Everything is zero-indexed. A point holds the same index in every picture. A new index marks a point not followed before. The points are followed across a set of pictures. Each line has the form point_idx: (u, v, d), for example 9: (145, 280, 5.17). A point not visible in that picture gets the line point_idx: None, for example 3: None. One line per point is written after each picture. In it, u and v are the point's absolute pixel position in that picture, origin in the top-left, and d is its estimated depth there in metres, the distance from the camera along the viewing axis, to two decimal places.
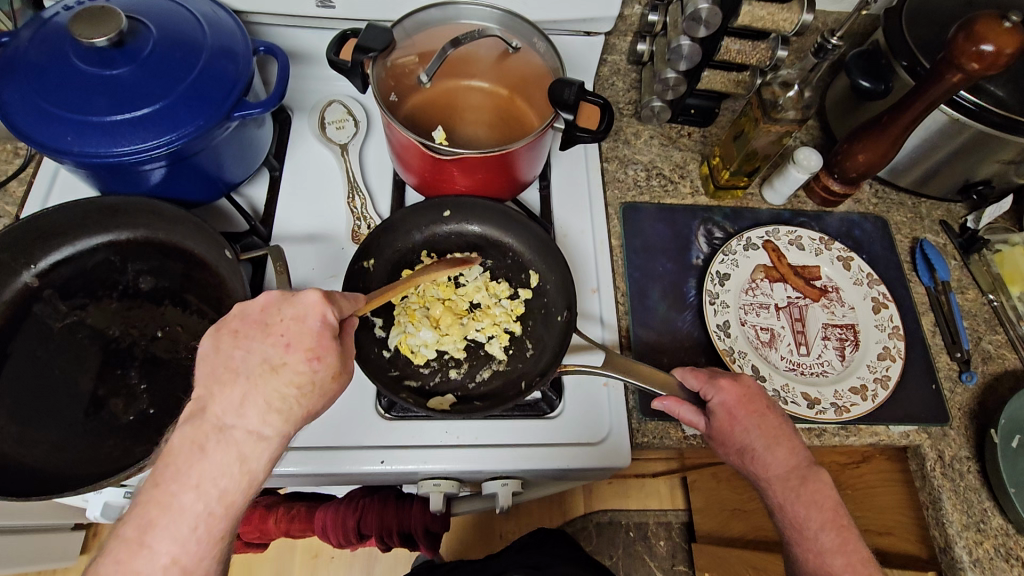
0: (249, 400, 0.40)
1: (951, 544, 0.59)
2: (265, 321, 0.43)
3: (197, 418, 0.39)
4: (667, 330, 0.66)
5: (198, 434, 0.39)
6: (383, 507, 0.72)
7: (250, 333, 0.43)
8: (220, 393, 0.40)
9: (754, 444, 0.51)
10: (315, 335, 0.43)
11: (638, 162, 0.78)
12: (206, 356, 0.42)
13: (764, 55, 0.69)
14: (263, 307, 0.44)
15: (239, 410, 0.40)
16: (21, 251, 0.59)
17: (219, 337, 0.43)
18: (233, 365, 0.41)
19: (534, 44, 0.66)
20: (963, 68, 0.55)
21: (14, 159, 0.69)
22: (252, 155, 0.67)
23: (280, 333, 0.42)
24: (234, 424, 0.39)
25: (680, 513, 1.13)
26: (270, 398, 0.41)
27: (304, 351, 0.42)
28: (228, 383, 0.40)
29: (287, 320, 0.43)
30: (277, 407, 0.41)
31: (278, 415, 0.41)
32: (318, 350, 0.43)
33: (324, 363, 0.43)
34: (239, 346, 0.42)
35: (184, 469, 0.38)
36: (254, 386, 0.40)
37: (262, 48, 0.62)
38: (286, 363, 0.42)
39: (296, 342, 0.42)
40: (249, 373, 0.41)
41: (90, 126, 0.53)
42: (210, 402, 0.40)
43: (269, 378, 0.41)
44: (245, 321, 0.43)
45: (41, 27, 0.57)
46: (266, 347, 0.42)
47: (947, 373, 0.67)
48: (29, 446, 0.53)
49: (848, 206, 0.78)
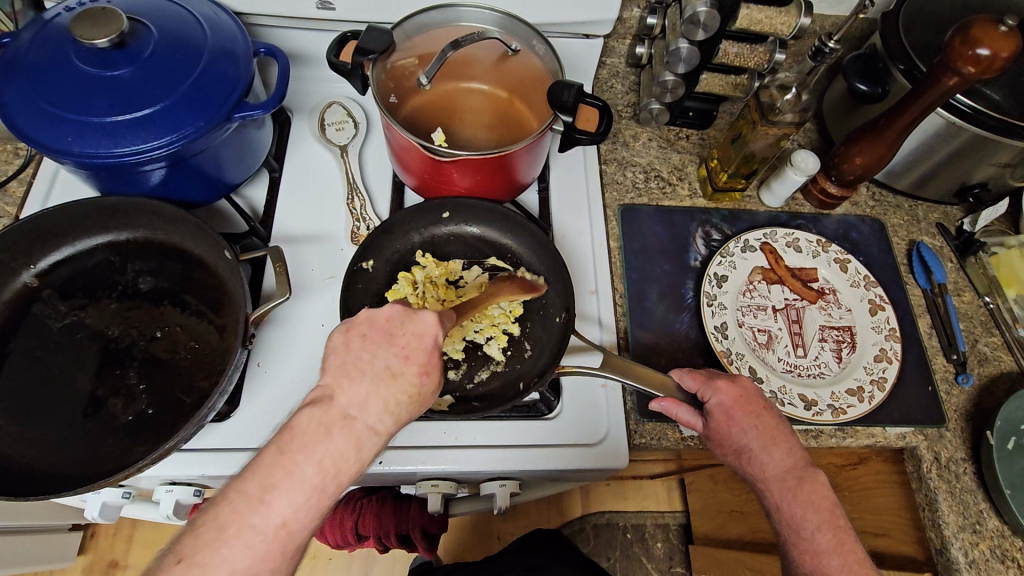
0: (373, 397, 0.42)
1: (947, 545, 0.59)
2: (391, 328, 0.45)
3: (323, 403, 0.41)
4: (665, 331, 0.66)
5: (325, 416, 0.40)
6: (381, 507, 0.72)
7: (376, 339, 0.45)
8: (348, 385, 0.42)
9: (751, 445, 0.51)
10: (427, 351, 0.45)
11: (636, 164, 0.78)
12: (335, 351, 0.44)
13: (762, 58, 0.70)
14: (388, 316, 0.46)
15: (362, 403, 0.41)
16: (21, 251, 0.59)
17: (349, 337, 0.44)
18: (359, 364, 0.43)
19: (533, 46, 0.66)
20: (960, 71, 0.55)
21: (13, 159, 0.70)
22: (252, 156, 0.67)
23: (402, 344, 0.45)
24: (357, 415, 0.41)
25: (678, 514, 1.13)
26: (386, 400, 0.42)
27: (419, 365, 0.44)
28: (355, 377, 0.42)
29: (408, 334, 0.45)
30: (393, 409, 0.42)
31: (391, 415, 0.42)
32: (427, 367, 0.45)
33: (431, 378, 0.45)
34: (366, 349, 0.44)
35: (311, 443, 0.39)
36: (376, 386, 0.42)
37: (262, 49, 0.62)
38: (404, 372, 0.44)
39: (413, 355, 0.44)
40: (373, 374, 0.42)
41: (91, 127, 0.54)
42: (338, 391, 0.41)
43: (388, 383, 0.42)
44: (373, 326, 0.45)
45: (42, 28, 0.57)
46: (390, 356, 0.44)
47: (943, 374, 0.68)
48: (29, 445, 0.53)
49: (845, 208, 0.78)
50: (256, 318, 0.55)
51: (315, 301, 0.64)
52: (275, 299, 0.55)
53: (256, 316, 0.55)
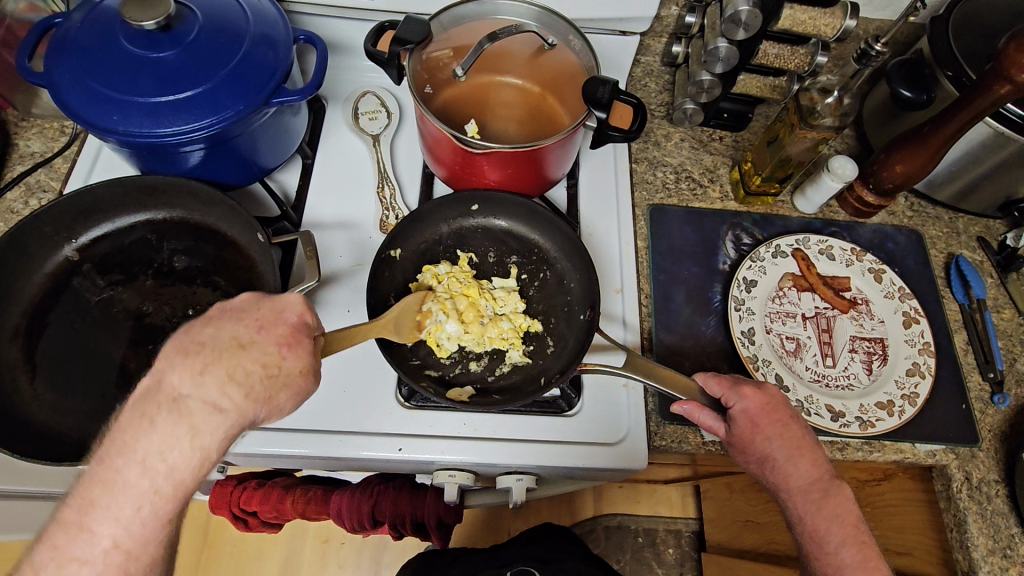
0: (210, 370, 0.39)
1: (975, 567, 0.58)
2: (242, 307, 0.44)
3: (151, 390, 0.38)
4: (690, 334, 0.65)
5: (153, 403, 0.38)
6: (398, 493, 0.73)
7: (224, 316, 0.43)
8: (180, 362, 0.39)
9: (775, 454, 0.50)
10: (289, 326, 0.44)
11: (667, 164, 0.77)
12: (174, 330, 0.41)
13: (803, 61, 0.68)
14: (243, 298, 0.45)
15: (197, 381, 0.39)
16: (65, 225, 0.61)
17: (193, 318, 0.42)
18: (200, 340, 0.41)
19: (569, 41, 0.65)
20: (1012, 79, 0.53)
21: (60, 137, 0.72)
22: (287, 142, 0.68)
23: (254, 318, 0.43)
24: (189, 394, 0.38)
25: (690, 522, 1.10)
26: (233, 373, 0.40)
27: (277, 336, 0.43)
28: (191, 354, 0.40)
29: (265, 309, 0.44)
30: (240, 383, 0.40)
31: (239, 389, 0.40)
32: (289, 339, 0.43)
33: (293, 352, 0.43)
34: (210, 324, 0.42)
35: (132, 442, 0.37)
36: (219, 358, 0.40)
37: (302, 37, 0.63)
38: (255, 343, 0.42)
39: (269, 327, 0.43)
40: (215, 348, 0.40)
41: (135, 107, 0.55)
42: (168, 371, 0.39)
43: (237, 354, 0.40)
44: (224, 308, 0.44)
45: (92, 10, 0.59)
46: (237, 328, 0.42)
47: (978, 394, 0.65)
48: (63, 413, 0.55)
49: (882, 217, 0.76)
50: None
51: (343, 287, 0.65)
52: (305, 283, 0.56)
53: None
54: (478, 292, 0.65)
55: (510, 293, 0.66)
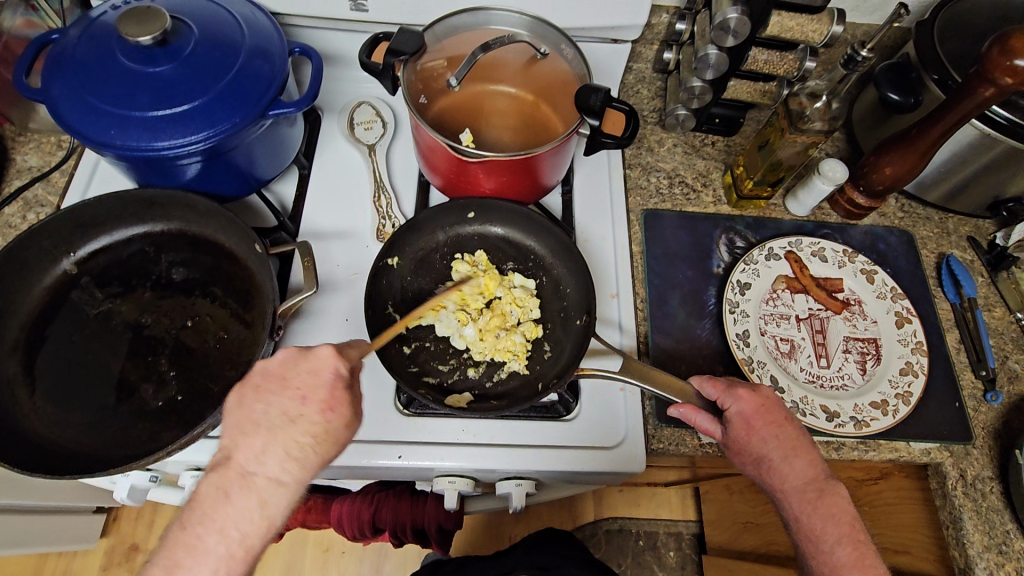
0: (271, 448, 0.41)
1: (971, 564, 0.58)
2: (282, 374, 0.44)
3: (222, 465, 0.40)
4: (686, 337, 0.66)
5: (223, 480, 0.40)
6: (399, 500, 0.73)
7: (269, 387, 0.43)
8: (244, 442, 0.41)
9: (771, 454, 0.51)
10: (329, 387, 0.43)
11: (660, 170, 0.78)
12: (229, 410, 0.43)
13: (792, 66, 0.69)
14: (282, 361, 0.44)
15: (261, 458, 0.41)
16: (63, 239, 0.61)
17: (242, 392, 0.43)
18: (254, 419, 0.42)
19: (561, 49, 0.67)
20: (996, 82, 0.54)
21: (56, 151, 0.72)
22: (284, 152, 0.68)
23: (297, 386, 0.43)
24: (256, 471, 0.40)
25: (691, 524, 1.13)
26: (290, 448, 0.41)
27: (319, 403, 0.43)
28: (250, 434, 0.41)
29: (304, 373, 0.44)
30: (297, 456, 0.41)
31: (296, 463, 0.41)
32: (332, 402, 0.43)
33: (337, 414, 0.43)
34: (259, 399, 0.43)
35: (209, 513, 0.39)
36: (275, 436, 0.41)
37: (297, 49, 0.64)
38: (303, 415, 0.42)
39: (312, 394, 0.43)
40: (270, 424, 0.42)
41: (133, 121, 0.55)
42: (235, 450, 0.41)
43: (288, 429, 0.42)
44: (266, 375, 0.44)
45: (89, 26, 0.59)
46: (285, 400, 0.43)
47: (971, 391, 0.66)
48: (62, 426, 0.55)
49: (873, 219, 0.77)
50: (285, 310, 0.57)
51: (340, 296, 0.65)
52: (302, 293, 0.56)
53: (285, 308, 0.56)
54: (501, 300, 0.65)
55: (529, 294, 0.66)
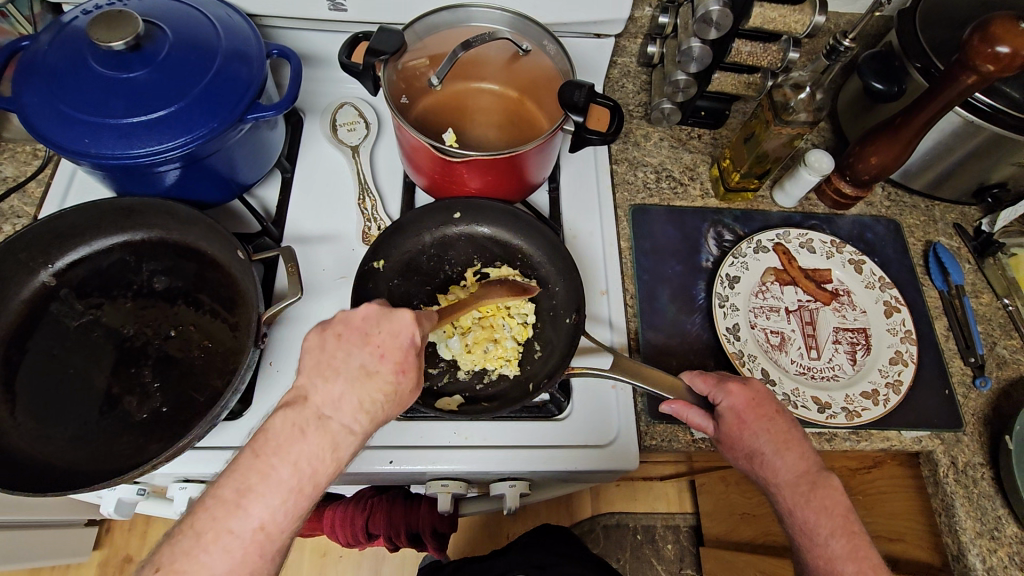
0: (347, 397, 0.42)
1: (964, 551, 0.58)
2: (365, 329, 0.45)
3: (298, 405, 0.42)
4: (676, 332, 0.66)
5: (298, 418, 0.41)
6: (391, 506, 0.72)
7: (351, 338, 0.45)
8: (322, 385, 0.42)
9: (763, 449, 0.51)
10: (404, 350, 0.45)
11: (647, 164, 0.77)
12: (311, 350, 0.44)
13: (776, 57, 0.69)
14: (364, 316, 0.46)
15: (337, 403, 0.42)
16: (39, 251, 0.60)
17: (324, 337, 0.45)
18: (335, 365, 0.43)
19: (544, 45, 0.65)
20: (979, 69, 0.54)
21: (32, 160, 0.71)
22: (265, 156, 0.67)
23: (377, 343, 0.45)
24: (332, 415, 0.42)
25: (688, 516, 1.14)
26: (363, 400, 0.43)
27: (394, 363, 0.45)
28: (329, 379, 0.43)
29: (384, 333, 0.45)
30: (367, 409, 0.43)
31: (367, 415, 0.43)
32: (405, 365, 0.45)
33: (408, 377, 0.45)
34: (341, 348, 0.44)
35: (285, 444, 0.40)
36: (352, 387, 0.43)
37: (275, 51, 0.62)
38: (379, 372, 0.44)
39: (389, 354, 0.45)
40: (348, 374, 0.43)
41: (108, 129, 0.54)
42: (313, 392, 0.42)
43: (364, 384, 0.43)
44: (348, 326, 0.45)
45: (60, 31, 0.58)
46: (364, 355, 0.44)
47: (960, 378, 0.67)
48: (44, 442, 0.54)
49: (860, 209, 0.77)
50: (269, 317, 0.55)
51: (326, 301, 0.65)
52: (286, 300, 0.55)
53: (269, 315, 0.55)
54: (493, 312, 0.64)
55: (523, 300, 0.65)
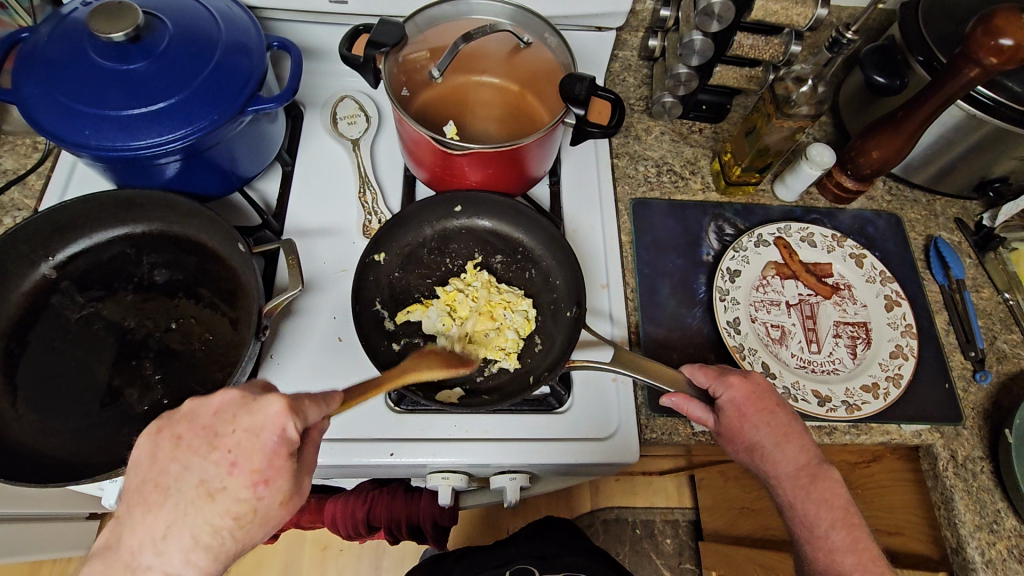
0: (174, 530, 0.37)
1: (963, 544, 0.58)
2: (214, 429, 0.40)
3: (109, 550, 0.37)
4: (677, 326, 0.66)
5: (108, 567, 0.36)
6: (393, 497, 0.73)
7: (193, 444, 0.39)
8: (144, 517, 0.38)
9: (763, 442, 0.51)
10: (267, 455, 0.39)
11: (647, 158, 0.77)
12: (140, 464, 0.39)
13: (777, 50, 0.69)
14: (217, 411, 0.40)
15: (159, 543, 0.37)
16: (40, 243, 0.60)
17: (158, 442, 0.40)
18: (164, 484, 0.38)
19: (544, 38, 0.65)
20: (981, 62, 0.54)
21: (32, 153, 0.71)
22: (266, 149, 0.67)
23: (225, 450, 0.39)
24: (152, 562, 0.37)
25: (687, 511, 1.14)
26: (197, 533, 0.37)
27: (250, 474, 0.39)
28: (155, 506, 0.38)
29: (238, 433, 0.39)
30: (206, 542, 0.38)
31: (204, 551, 0.37)
32: (267, 474, 0.39)
33: (270, 488, 0.39)
34: (177, 460, 0.39)
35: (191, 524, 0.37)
36: (182, 514, 0.37)
37: (276, 43, 0.62)
38: (224, 488, 0.38)
39: (242, 462, 0.39)
40: (180, 498, 0.38)
41: (109, 121, 0.54)
42: (130, 527, 0.37)
43: (203, 507, 0.38)
44: (192, 426, 0.40)
45: (60, 23, 0.58)
46: (207, 466, 0.39)
47: (960, 372, 0.67)
48: (45, 434, 0.54)
49: (861, 203, 0.77)
50: (270, 310, 0.55)
51: (326, 294, 0.65)
52: (288, 292, 0.55)
53: (270, 308, 0.55)
54: (490, 305, 0.64)
55: (521, 296, 0.65)
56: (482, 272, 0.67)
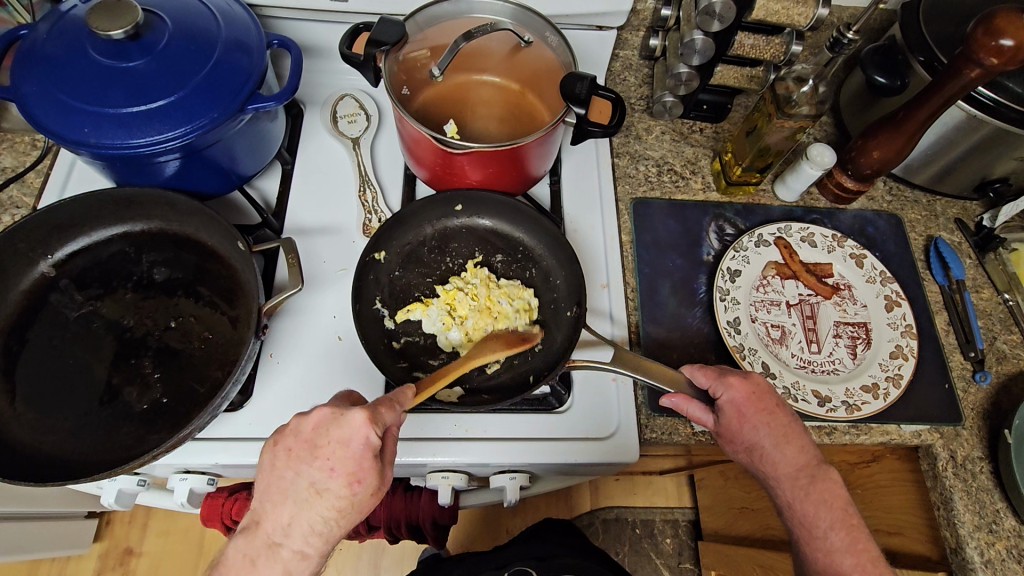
0: (296, 523, 0.42)
1: (962, 544, 0.59)
2: (314, 442, 0.43)
3: (251, 532, 0.43)
4: (677, 326, 0.66)
5: (250, 548, 0.42)
6: (392, 496, 0.73)
7: (299, 453, 0.43)
8: (271, 511, 0.43)
9: (763, 442, 0.51)
10: (357, 458, 0.43)
11: (648, 157, 0.77)
12: (263, 470, 0.44)
13: (779, 50, 0.70)
14: (314, 426, 0.44)
15: (287, 530, 0.42)
16: (39, 241, 0.60)
17: (275, 453, 0.44)
18: (283, 486, 0.43)
19: (546, 38, 0.65)
20: (982, 63, 0.54)
21: (31, 151, 0.70)
22: (265, 148, 0.67)
23: (326, 456, 0.43)
24: (282, 542, 0.42)
25: (686, 511, 1.14)
26: (313, 523, 0.42)
27: (346, 475, 0.43)
28: (279, 502, 0.43)
29: (334, 443, 0.43)
30: (320, 530, 0.43)
31: (319, 536, 0.43)
32: (359, 474, 0.43)
33: (364, 485, 0.43)
34: (290, 467, 0.43)
35: None
36: (301, 509, 0.42)
37: (275, 41, 0.62)
38: (329, 487, 0.43)
39: (339, 466, 0.43)
40: (297, 495, 0.42)
41: (108, 119, 0.54)
42: (263, 518, 0.43)
43: (314, 503, 0.42)
44: (298, 438, 0.44)
45: (59, 20, 0.57)
46: (314, 471, 0.43)
47: (960, 372, 0.67)
48: (45, 433, 0.54)
49: (861, 203, 0.77)
50: (269, 309, 0.55)
51: (326, 293, 0.64)
52: (288, 291, 0.55)
53: (269, 307, 0.55)
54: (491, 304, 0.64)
55: (522, 288, 0.65)
56: (483, 270, 0.66)
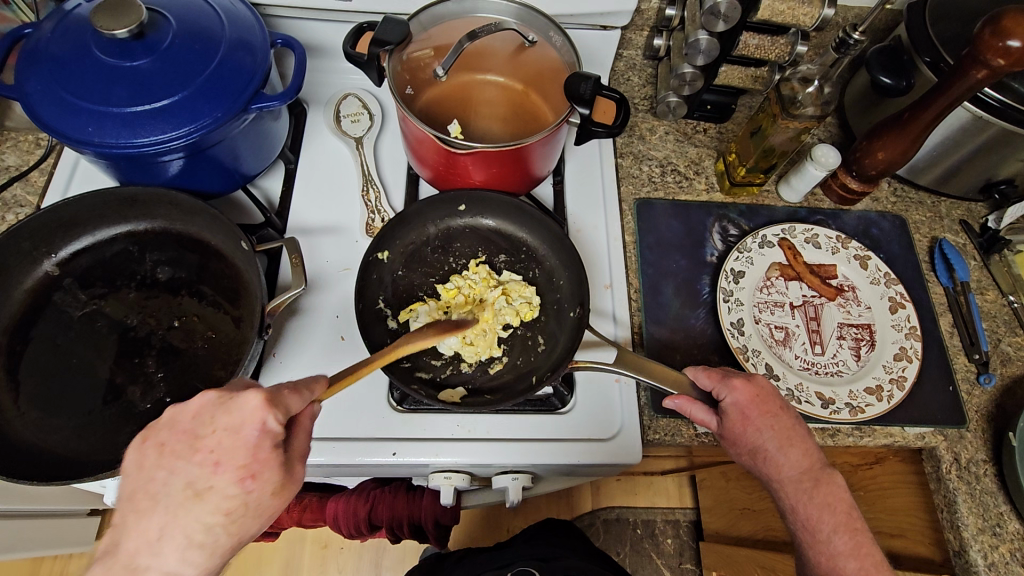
0: (167, 534, 0.36)
1: (966, 547, 0.58)
2: (194, 432, 0.38)
3: (108, 556, 0.35)
4: (681, 327, 0.66)
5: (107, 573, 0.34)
6: (395, 497, 0.73)
7: (175, 448, 0.38)
8: (136, 521, 0.36)
9: (766, 445, 0.51)
10: (249, 449, 0.38)
11: (652, 158, 0.77)
12: (128, 474, 0.37)
13: (783, 50, 0.69)
14: (196, 413, 0.39)
15: (156, 545, 0.35)
16: (43, 240, 0.60)
17: (145, 451, 0.38)
18: (153, 490, 0.37)
19: (549, 37, 0.65)
20: (989, 64, 0.54)
21: (35, 149, 0.70)
22: (268, 147, 0.67)
23: (208, 450, 0.37)
24: (148, 564, 0.35)
25: (687, 511, 1.15)
26: (192, 532, 0.36)
27: (237, 470, 0.37)
28: (146, 510, 0.36)
29: (218, 433, 0.37)
30: (202, 540, 0.36)
31: (201, 549, 0.36)
32: (253, 468, 0.38)
33: (259, 481, 0.38)
34: (162, 466, 0.37)
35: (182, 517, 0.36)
36: (174, 517, 0.36)
37: (279, 41, 0.62)
38: (213, 486, 0.37)
39: (227, 460, 0.37)
40: (169, 501, 0.36)
41: (112, 117, 0.54)
42: (125, 534, 0.36)
43: (192, 507, 0.36)
44: (175, 432, 0.38)
45: (63, 19, 0.57)
46: (193, 468, 0.37)
47: (964, 375, 0.66)
48: (48, 432, 0.54)
49: (866, 204, 0.77)
50: (272, 309, 0.55)
51: (329, 293, 0.64)
52: (290, 291, 0.55)
53: (272, 307, 0.55)
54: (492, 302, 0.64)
55: (524, 285, 0.65)
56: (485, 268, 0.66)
